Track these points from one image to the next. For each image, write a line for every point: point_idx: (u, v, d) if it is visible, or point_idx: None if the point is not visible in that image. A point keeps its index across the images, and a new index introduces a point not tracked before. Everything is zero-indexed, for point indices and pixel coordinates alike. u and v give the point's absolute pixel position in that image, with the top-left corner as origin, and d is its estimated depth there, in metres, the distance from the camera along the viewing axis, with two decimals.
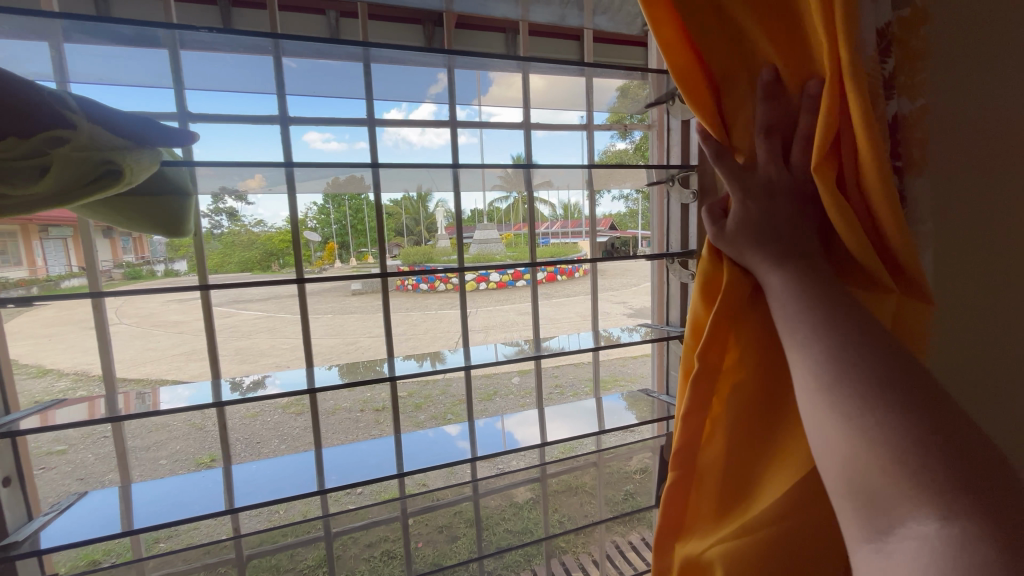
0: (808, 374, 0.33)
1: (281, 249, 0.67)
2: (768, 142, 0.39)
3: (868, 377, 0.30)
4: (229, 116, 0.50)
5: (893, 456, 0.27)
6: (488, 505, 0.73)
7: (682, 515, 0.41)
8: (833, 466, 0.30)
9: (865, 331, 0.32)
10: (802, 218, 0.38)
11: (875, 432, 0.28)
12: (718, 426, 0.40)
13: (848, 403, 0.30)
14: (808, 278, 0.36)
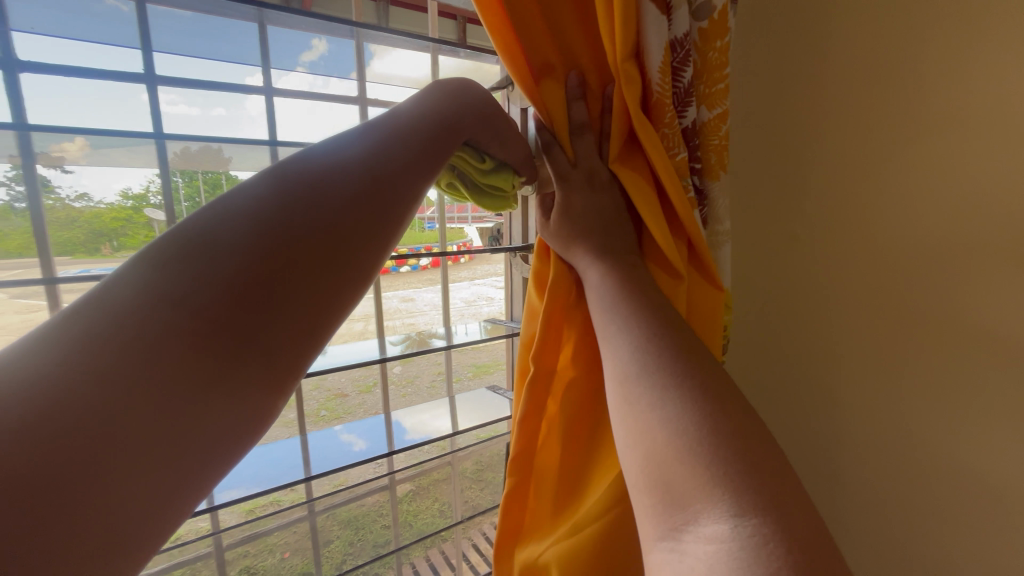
0: (618, 366, 0.34)
1: (115, 230, 0.47)
2: (583, 141, 0.41)
3: (668, 372, 0.31)
4: (62, 68, 0.42)
5: (689, 446, 0.27)
6: (364, 502, 0.68)
7: (523, 516, 0.43)
8: (637, 461, 0.30)
9: (671, 330, 0.34)
10: (618, 216, 0.42)
11: (673, 423, 0.29)
12: (553, 424, 0.42)
13: (649, 393, 0.31)
14: (622, 270, 0.39)
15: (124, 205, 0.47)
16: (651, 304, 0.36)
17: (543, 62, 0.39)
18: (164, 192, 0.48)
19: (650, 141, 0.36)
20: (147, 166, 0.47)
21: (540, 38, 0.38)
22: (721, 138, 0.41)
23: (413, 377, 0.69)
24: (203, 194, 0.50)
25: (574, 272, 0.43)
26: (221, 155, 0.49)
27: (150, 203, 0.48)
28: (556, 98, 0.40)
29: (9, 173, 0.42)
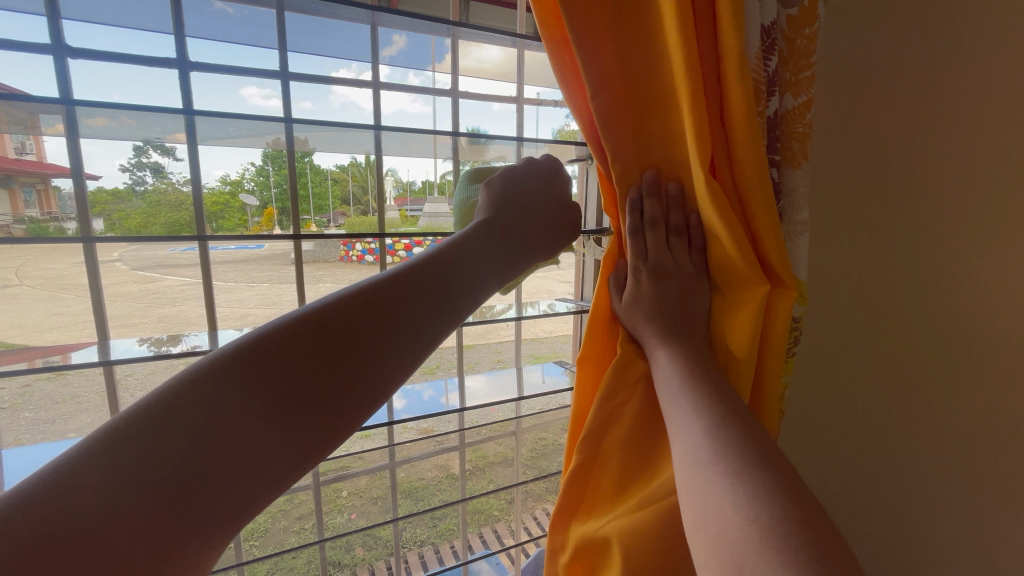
0: (689, 452, 0.36)
1: (215, 213, 0.53)
2: (655, 234, 0.43)
3: (742, 460, 0.33)
4: (220, 66, 0.50)
5: (761, 534, 0.29)
6: (424, 476, 0.73)
7: (584, 494, 0.45)
8: (705, 542, 0.31)
9: (738, 418, 0.36)
10: (687, 297, 0.44)
11: (744, 509, 0.30)
12: (632, 404, 0.44)
13: (721, 479, 0.32)
14: (690, 355, 0.41)
15: (223, 189, 0.53)
16: (721, 394, 0.38)
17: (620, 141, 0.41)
18: (255, 179, 0.54)
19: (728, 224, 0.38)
20: (243, 155, 0.53)
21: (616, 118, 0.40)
22: (804, 126, 0.41)
23: (474, 362, 0.72)
24: (290, 181, 0.55)
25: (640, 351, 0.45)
26: (308, 145, 0.55)
27: (245, 188, 0.54)
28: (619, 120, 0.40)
29: (132, 160, 0.49)
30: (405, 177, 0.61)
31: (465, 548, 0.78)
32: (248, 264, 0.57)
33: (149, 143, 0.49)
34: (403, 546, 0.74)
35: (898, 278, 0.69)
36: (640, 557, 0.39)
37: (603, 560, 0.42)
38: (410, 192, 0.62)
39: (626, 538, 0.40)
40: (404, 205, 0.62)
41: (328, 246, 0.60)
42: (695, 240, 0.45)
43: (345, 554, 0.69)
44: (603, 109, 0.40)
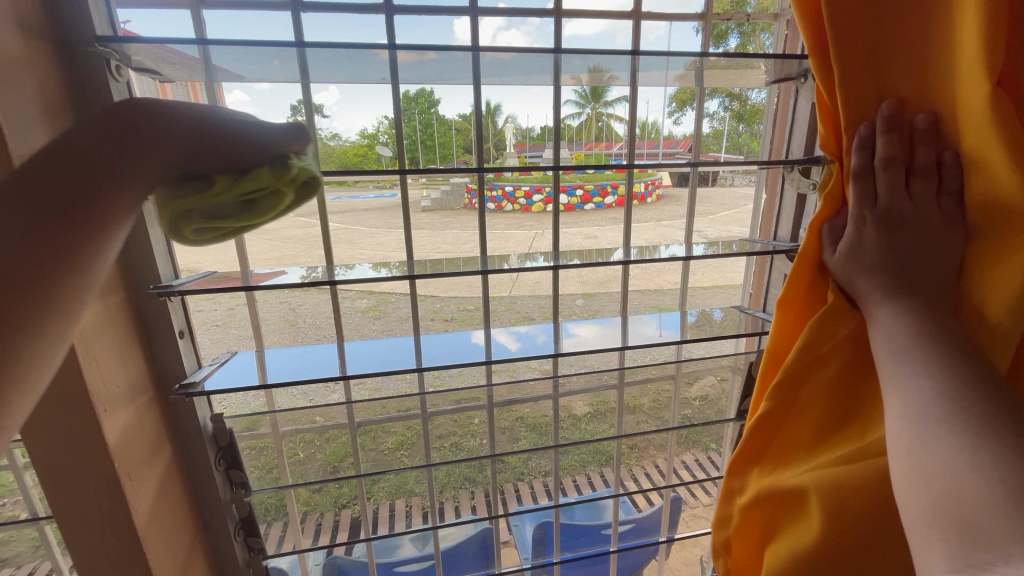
0: (913, 408, 0.32)
1: (355, 161, 0.65)
2: (889, 171, 0.36)
3: (986, 419, 0.29)
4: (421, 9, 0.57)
5: (1010, 497, 0.25)
6: (547, 414, 0.79)
7: (771, 443, 0.43)
8: (926, 490, 0.29)
9: (990, 382, 0.30)
10: (930, 244, 0.35)
11: (986, 470, 0.27)
12: (838, 358, 0.40)
13: (954, 437, 0.29)
14: (925, 313, 0.34)
15: (361, 143, 0.65)
16: (968, 354, 0.32)
17: (854, 41, 0.35)
18: (388, 131, 0.65)
19: (1008, 136, 0.30)
20: (379, 109, 0.63)
21: (860, 14, 0.35)
22: None
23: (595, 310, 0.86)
24: (419, 132, 0.68)
25: (854, 308, 0.40)
26: (433, 97, 0.65)
27: (380, 140, 0.65)
28: (856, 25, 0.35)
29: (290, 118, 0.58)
30: (525, 125, 0.73)
31: (586, 484, 0.81)
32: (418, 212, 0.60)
33: (302, 104, 0.58)
34: (539, 474, 0.79)
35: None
36: (843, 515, 0.37)
37: (790, 510, 0.41)
38: (529, 139, 0.73)
39: (825, 494, 0.37)
40: (521, 151, 0.72)
41: (455, 194, 0.83)
42: (951, 181, 0.35)
43: (478, 473, 0.75)
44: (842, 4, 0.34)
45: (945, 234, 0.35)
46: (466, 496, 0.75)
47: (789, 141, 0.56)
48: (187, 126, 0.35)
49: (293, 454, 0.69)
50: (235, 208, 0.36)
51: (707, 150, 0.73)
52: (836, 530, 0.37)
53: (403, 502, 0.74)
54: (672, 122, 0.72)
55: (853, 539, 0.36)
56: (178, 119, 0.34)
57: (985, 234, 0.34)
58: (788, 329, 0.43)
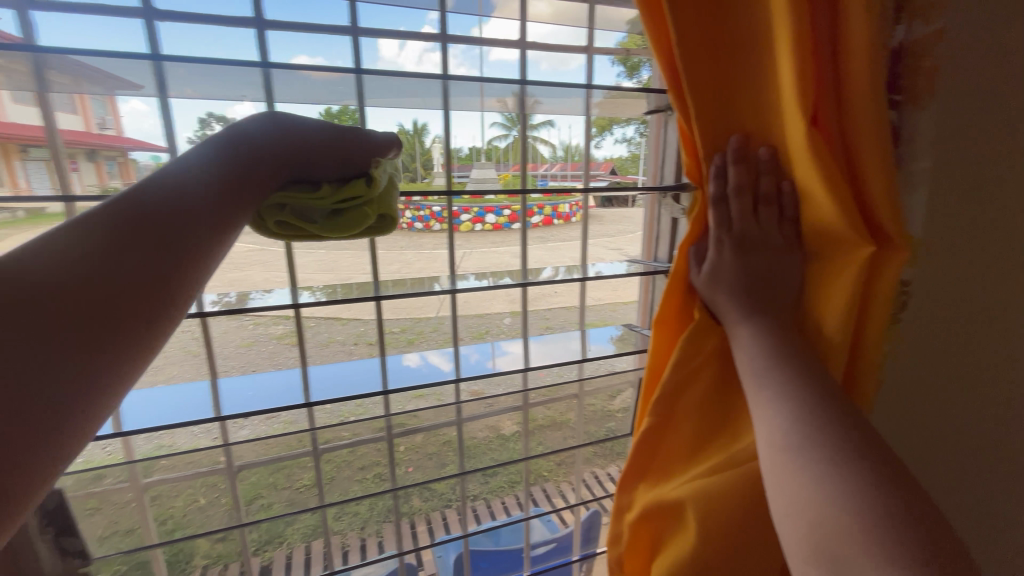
0: (777, 435, 0.34)
1: None
2: (740, 201, 0.40)
3: (836, 445, 0.31)
4: (294, 22, 0.50)
5: (863, 528, 0.28)
6: (476, 435, 0.74)
7: (654, 455, 0.45)
8: (797, 523, 0.30)
9: (832, 400, 0.34)
10: (775, 267, 0.40)
11: (843, 501, 0.29)
12: (707, 369, 0.44)
13: (815, 466, 0.31)
14: (776, 332, 0.38)
15: None
16: (812, 371, 0.36)
17: (707, 85, 0.38)
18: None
19: (830, 182, 0.35)
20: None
21: (706, 60, 0.37)
22: None
23: (548, 322, 0.73)
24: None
25: (719, 325, 0.43)
26: (356, 115, 0.53)
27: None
28: (705, 72, 0.38)
29: (198, 133, 0.50)
30: (451, 143, 0.58)
31: (514, 506, 0.79)
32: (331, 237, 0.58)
33: (214, 117, 0.50)
34: (462, 500, 0.75)
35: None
36: (715, 527, 0.38)
37: (671, 524, 0.42)
38: (458, 158, 0.58)
39: (701, 508, 0.39)
40: (450, 171, 0.58)
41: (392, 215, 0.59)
42: (789, 210, 0.40)
43: (405, 504, 0.71)
44: (690, 51, 0.37)
45: (787, 257, 0.40)
46: (390, 529, 0.71)
47: (661, 167, 0.63)
48: (199, 175, 0.37)
49: (188, 504, 0.61)
50: (320, 217, 0.44)
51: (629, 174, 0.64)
52: (707, 543, 0.39)
53: (320, 543, 0.68)
54: (593, 146, 0.63)
55: (725, 550, 0.38)
56: (187, 176, 0.37)
57: (819, 257, 0.39)
58: (665, 346, 0.46)
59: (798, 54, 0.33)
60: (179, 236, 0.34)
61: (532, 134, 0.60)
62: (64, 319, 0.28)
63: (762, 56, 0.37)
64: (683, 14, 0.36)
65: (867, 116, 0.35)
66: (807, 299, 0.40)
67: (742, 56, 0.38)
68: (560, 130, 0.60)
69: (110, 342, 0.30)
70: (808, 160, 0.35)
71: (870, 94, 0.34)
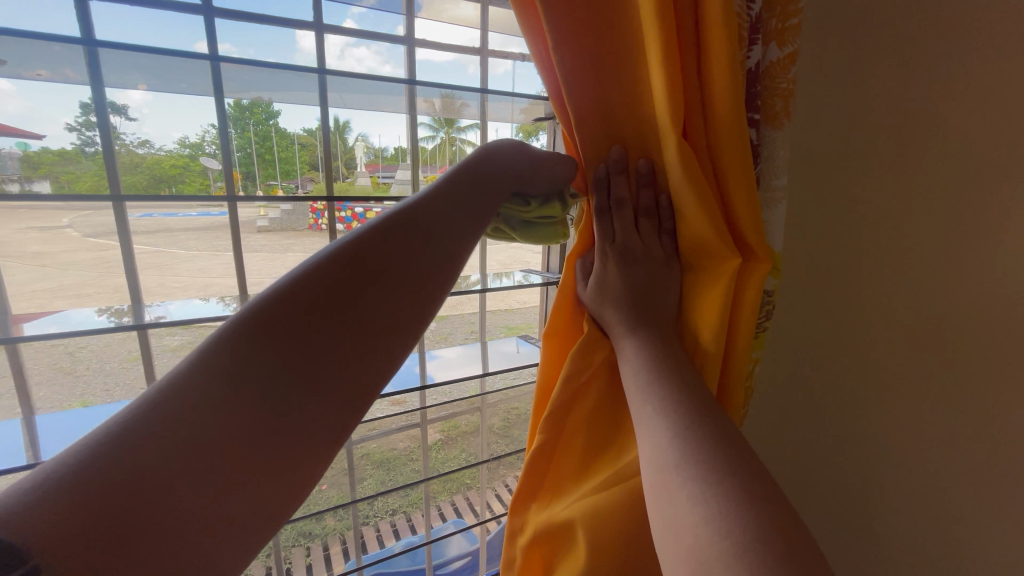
0: (655, 452, 0.33)
1: (174, 177, 0.48)
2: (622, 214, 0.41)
3: (708, 460, 0.30)
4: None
5: (732, 550, 0.26)
6: (396, 446, 0.68)
7: (547, 474, 0.44)
8: (671, 547, 0.29)
9: (706, 415, 0.34)
10: (656, 280, 0.41)
11: (713, 521, 0.27)
12: (596, 384, 0.43)
13: (688, 483, 0.30)
14: (656, 343, 0.39)
15: (182, 153, 0.48)
16: (688, 384, 0.36)
17: (585, 96, 0.38)
18: (217, 142, 0.49)
19: (699, 195, 0.36)
20: (203, 116, 0.48)
21: (585, 66, 0.37)
22: (788, 83, 0.39)
23: (447, 333, 0.67)
24: (255, 145, 0.50)
25: (607, 338, 0.44)
26: (272, 108, 0.50)
27: (206, 151, 0.49)
28: (584, 83, 0.38)
29: (80, 119, 0.44)
30: (377, 142, 0.56)
31: (437, 516, 0.74)
32: (211, 233, 0.51)
33: (97, 103, 0.44)
34: (383, 514, 0.70)
35: (887, 247, 0.64)
36: (601, 545, 0.38)
37: (562, 543, 0.41)
38: (382, 158, 0.56)
39: (588, 524, 0.39)
40: (373, 172, 0.56)
41: (298, 214, 0.54)
42: (666, 223, 0.42)
43: (315, 525, 0.65)
44: (569, 55, 0.36)
45: (666, 269, 0.41)
46: (301, 554, 0.65)
47: None
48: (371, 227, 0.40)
49: None
50: (516, 225, 0.48)
51: None
52: (594, 564, 0.38)
53: None
54: None
55: (611, 570, 0.37)
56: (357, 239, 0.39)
57: (695, 269, 0.40)
58: (558, 359, 0.46)
59: (665, 69, 0.34)
60: (281, 330, 0.34)
61: (459, 136, 0.59)
62: (241, 405, 0.32)
63: (638, 71, 0.38)
64: (561, 22, 0.36)
65: (731, 132, 0.36)
66: (684, 311, 0.42)
67: (619, 68, 0.38)
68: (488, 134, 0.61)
69: (340, 411, 0.35)
70: (680, 173, 0.36)
71: (732, 111, 0.35)
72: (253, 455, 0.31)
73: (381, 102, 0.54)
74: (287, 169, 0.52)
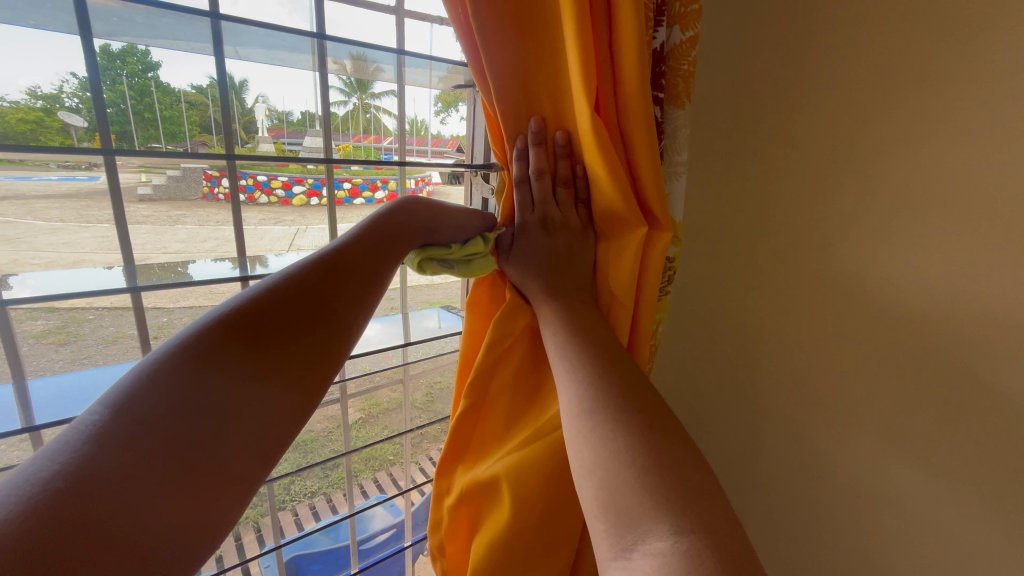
0: (571, 403, 0.36)
1: (24, 134, 0.41)
2: (541, 184, 0.42)
3: (617, 406, 0.34)
4: None
5: (637, 479, 0.29)
6: (313, 427, 0.66)
7: (473, 435, 0.46)
8: (587, 484, 0.32)
9: (615, 363, 0.37)
10: (572, 248, 0.44)
11: (622, 456, 0.31)
12: (517, 348, 0.46)
13: (601, 428, 0.33)
14: (572, 306, 0.41)
15: (33, 105, 0.41)
16: (599, 341, 0.39)
17: (505, 62, 0.39)
18: (81, 94, 0.43)
19: (610, 166, 0.39)
20: (61, 62, 0.41)
21: (499, 37, 0.38)
22: (690, 62, 0.42)
23: None
24: (130, 101, 0.45)
25: (528, 304, 0.46)
26: (149, 59, 0.44)
27: (65, 105, 0.42)
28: (503, 48, 0.38)
29: None
30: (281, 105, 0.51)
31: (359, 494, 0.73)
32: (78, 200, 0.45)
33: None
34: (302, 496, 0.68)
35: (773, 230, 0.68)
36: (523, 495, 0.42)
37: (488, 499, 0.45)
38: (288, 123, 0.52)
39: (512, 479, 0.42)
40: (278, 138, 0.52)
41: (188, 181, 0.50)
42: (581, 193, 0.44)
43: None
44: (487, 24, 0.37)
45: (582, 238, 0.44)
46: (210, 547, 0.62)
47: (476, 144, 0.66)
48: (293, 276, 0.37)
49: None
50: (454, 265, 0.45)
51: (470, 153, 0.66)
52: (519, 509, 0.42)
53: None
54: (439, 121, 0.62)
55: (532, 512, 0.41)
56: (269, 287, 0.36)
57: (607, 236, 0.43)
58: (481, 328, 0.47)
59: (579, 39, 0.36)
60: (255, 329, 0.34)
61: (374, 103, 0.57)
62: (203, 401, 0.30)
63: (555, 43, 0.40)
64: None
65: (639, 105, 0.38)
66: (599, 276, 0.45)
67: (537, 39, 0.39)
68: (403, 100, 0.58)
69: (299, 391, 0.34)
70: (593, 143, 0.38)
71: (641, 84, 0.37)
72: (201, 477, 0.28)
73: (283, 62, 0.50)
74: (172, 131, 0.47)
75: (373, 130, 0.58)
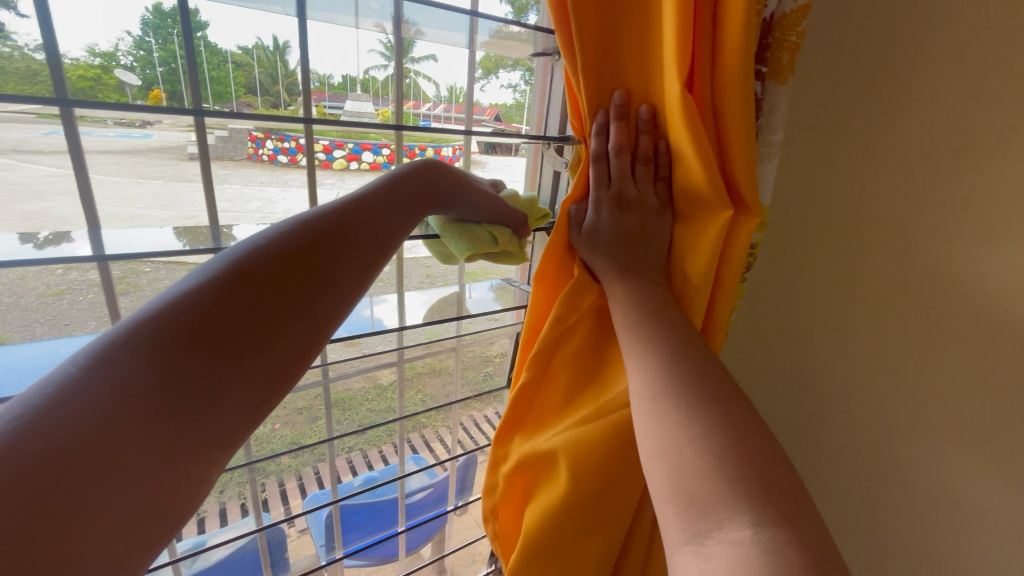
0: (642, 384, 0.36)
1: (84, 91, 0.42)
2: (619, 160, 0.41)
3: (694, 392, 0.33)
4: None
5: (715, 466, 0.29)
6: (351, 387, 0.68)
7: (532, 406, 0.47)
8: (659, 467, 0.32)
9: (693, 349, 0.37)
10: (646, 227, 0.42)
11: (699, 442, 0.31)
12: (581, 323, 0.45)
13: (676, 411, 0.33)
14: (644, 288, 0.41)
15: (91, 62, 0.42)
16: (675, 324, 0.38)
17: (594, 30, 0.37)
18: (135, 53, 0.43)
19: (698, 146, 0.37)
20: (116, 20, 0.41)
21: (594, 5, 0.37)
22: (798, 34, 0.40)
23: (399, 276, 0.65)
24: (181, 60, 0.44)
25: (596, 281, 0.45)
26: (199, 18, 0.44)
27: (121, 63, 0.42)
28: (593, 18, 0.37)
29: None
30: (321, 68, 0.50)
31: (393, 453, 0.76)
32: (134, 156, 0.46)
33: None
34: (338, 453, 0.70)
35: (849, 218, 0.65)
36: (582, 470, 0.42)
37: (544, 470, 0.45)
38: (329, 87, 0.51)
39: (570, 453, 0.42)
40: (319, 101, 0.51)
41: (234, 141, 0.50)
42: (662, 169, 0.42)
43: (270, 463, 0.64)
44: None
45: (658, 217, 0.42)
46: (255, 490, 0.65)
47: (547, 116, 0.64)
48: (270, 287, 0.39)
49: None
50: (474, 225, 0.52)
51: (513, 122, 0.62)
52: (576, 485, 0.42)
53: None
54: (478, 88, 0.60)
55: (589, 487, 0.42)
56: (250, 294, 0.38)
57: (686, 218, 0.42)
58: (545, 301, 0.47)
59: (682, 9, 0.33)
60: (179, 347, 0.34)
61: (412, 67, 0.55)
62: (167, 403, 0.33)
63: (649, 12, 0.38)
64: None
65: (737, 82, 0.36)
66: (674, 259, 0.43)
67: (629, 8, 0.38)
68: (442, 63, 0.56)
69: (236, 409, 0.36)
70: (683, 120, 0.37)
71: (744, 58, 0.35)
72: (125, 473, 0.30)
73: (328, 18, 0.49)
74: (218, 92, 0.46)
75: (413, 96, 0.56)
